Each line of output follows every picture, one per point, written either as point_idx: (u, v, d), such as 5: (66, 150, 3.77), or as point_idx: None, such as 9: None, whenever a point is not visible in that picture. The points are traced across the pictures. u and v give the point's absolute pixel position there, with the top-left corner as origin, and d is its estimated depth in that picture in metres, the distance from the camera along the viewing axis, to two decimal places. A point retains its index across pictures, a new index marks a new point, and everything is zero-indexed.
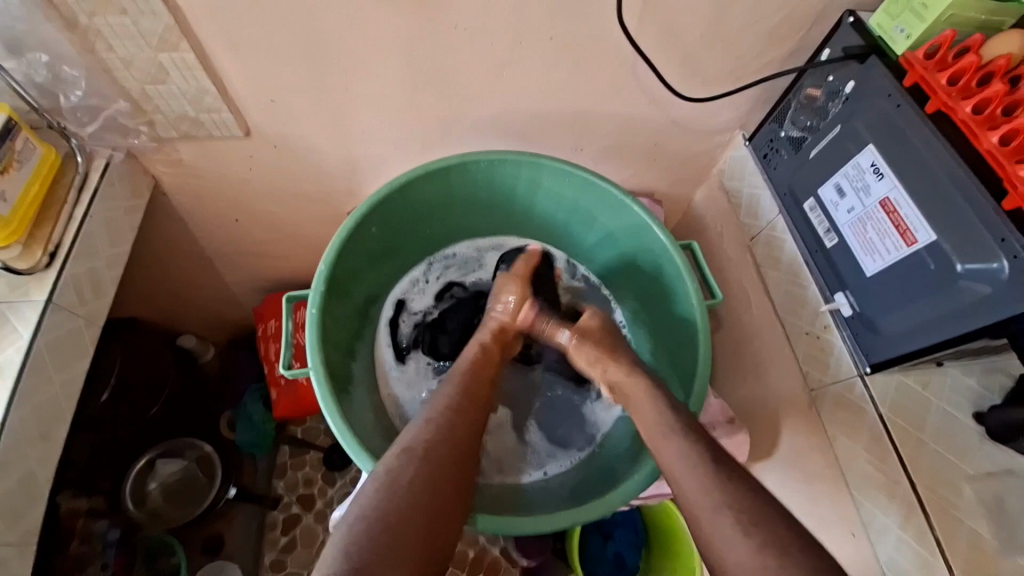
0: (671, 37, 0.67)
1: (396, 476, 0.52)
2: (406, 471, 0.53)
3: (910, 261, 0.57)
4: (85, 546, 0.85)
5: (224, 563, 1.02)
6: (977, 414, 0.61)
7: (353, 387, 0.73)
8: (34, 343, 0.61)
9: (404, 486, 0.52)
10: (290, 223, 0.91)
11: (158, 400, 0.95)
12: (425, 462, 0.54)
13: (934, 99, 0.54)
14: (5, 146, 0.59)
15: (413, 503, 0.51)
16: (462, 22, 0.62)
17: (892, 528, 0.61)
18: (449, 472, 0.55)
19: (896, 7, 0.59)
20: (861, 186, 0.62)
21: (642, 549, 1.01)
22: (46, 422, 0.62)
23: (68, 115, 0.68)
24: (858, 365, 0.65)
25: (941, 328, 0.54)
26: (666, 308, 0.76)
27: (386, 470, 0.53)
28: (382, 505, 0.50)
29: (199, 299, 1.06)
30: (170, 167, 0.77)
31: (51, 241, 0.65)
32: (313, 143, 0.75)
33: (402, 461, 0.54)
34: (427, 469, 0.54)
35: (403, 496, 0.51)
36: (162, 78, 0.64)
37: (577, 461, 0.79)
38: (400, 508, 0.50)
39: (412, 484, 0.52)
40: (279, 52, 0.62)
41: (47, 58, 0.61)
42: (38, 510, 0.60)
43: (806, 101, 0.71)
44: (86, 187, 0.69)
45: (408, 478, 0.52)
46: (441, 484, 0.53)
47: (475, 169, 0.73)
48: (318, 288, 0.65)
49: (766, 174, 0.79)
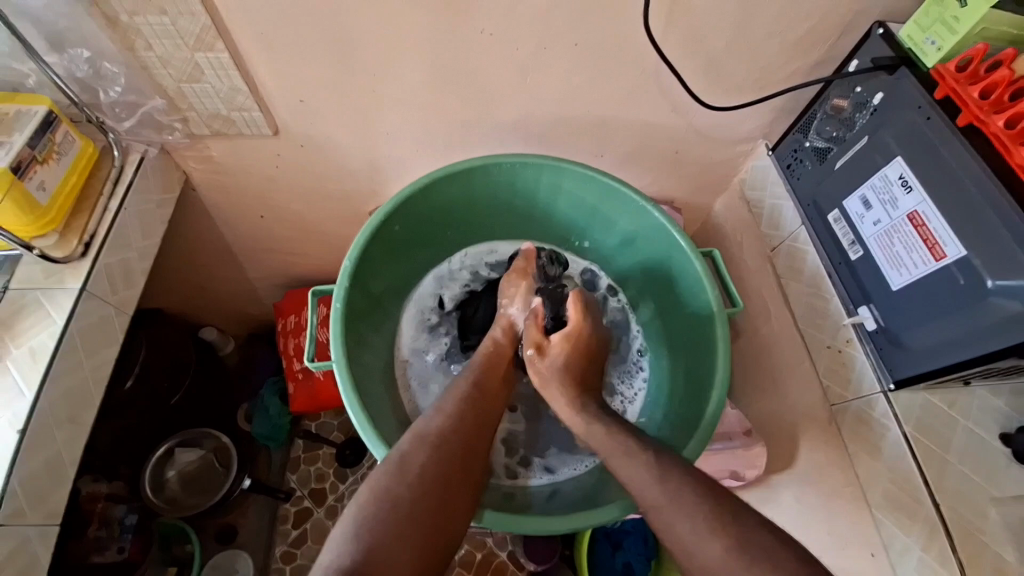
0: (696, 44, 0.67)
1: (407, 460, 0.53)
2: (416, 456, 0.54)
3: (938, 276, 0.56)
4: (103, 530, 0.87)
5: (236, 556, 1.04)
6: (1004, 435, 0.60)
7: (370, 379, 0.73)
8: (67, 329, 0.63)
9: (415, 469, 0.53)
10: (312, 220, 0.92)
11: (180, 389, 0.98)
12: (434, 445, 0.55)
13: (966, 112, 0.53)
14: (46, 138, 0.61)
15: (424, 484, 0.52)
16: (488, 26, 0.62)
17: (913, 549, 0.59)
18: (459, 458, 0.56)
19: (927, 19, 0.58)
20: (888, 198, 0.61)
21: (652, 561, 0.99)
22: (75, 406, 0.64)
23: (107, 110, 0.70)
24: (881, 381, 0.64)
25: (967, 346, 0.53)
26: (689, 325, 0.74)
27: (399, 452, 0.54)
28: (393, 490, 0.51)
29: (222, 292, 1.09)
30: (200, 162, 0.79)
31: (87, 231, 0.67)
32: (338, 142, 0.77)
33: (414, 446, 0.55)
34: (437, 452, 0.55)
35: (415, 476, 0.52)
36: (197, 76, 0.66)
37: (590, 464, 0.78)
38: (411, 489, 0.51)
39: (422, 468, 0.53)
40: (309, 53, 0.64)
41: (89, 54, 0.63)
42: (62, 492, 0.62)
43: (831, 112, 0.70)
44: (121, 179, 0.71)
45: (419, 459, 0.54)
46: (450, 467, 0.54)
47: (496, 171, 0.74)
48: (343, 283, 0.67)
49: (790, 184, 0.78)
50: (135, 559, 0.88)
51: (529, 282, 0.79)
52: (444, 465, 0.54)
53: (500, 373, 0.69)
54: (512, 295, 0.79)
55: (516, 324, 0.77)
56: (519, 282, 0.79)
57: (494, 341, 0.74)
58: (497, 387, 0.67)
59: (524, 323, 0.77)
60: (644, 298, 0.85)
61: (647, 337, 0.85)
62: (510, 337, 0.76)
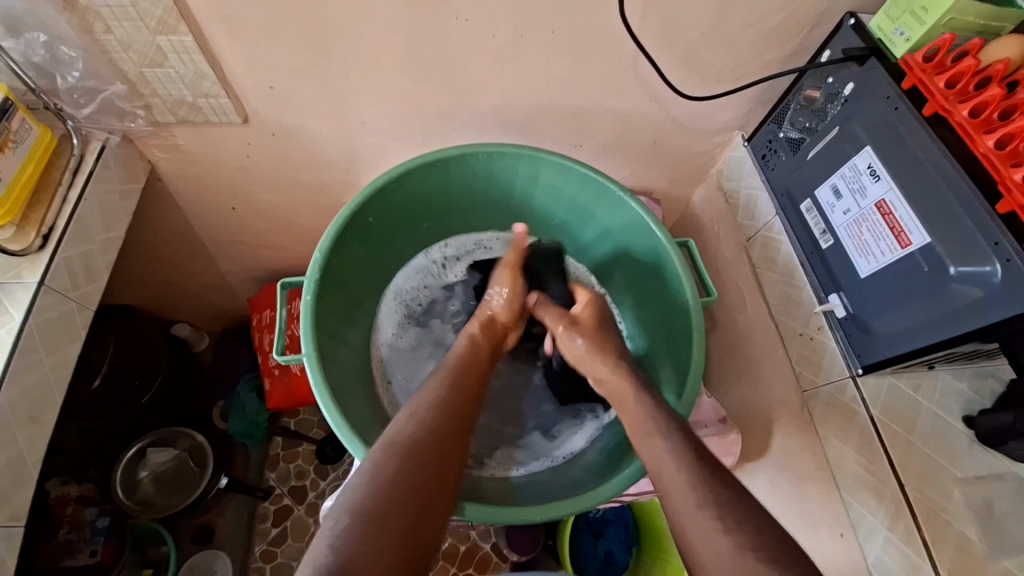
0: (671, 34, 0.67)
1: (378, 468, 0.52)
2: (387, 463, 0.52)
3: (903, 263, 0.57)
4: (74, 533, 0.84)
5: (215, 556, 1.02)
6: (966, 417, 0.62)
7: (346, 375, 0.72)
8: (25, 324, 0.60)
9: (387, 477, 0.51)
10: (286, 212, 0.90)
11: (150, 389, 0.94)
12: (405, 453, 0.53)
13: (932, 101, 0.54)
14: (2, 125, 0.58)
15: (397, 492, 0.50)
16: (464, 13, 0.61)
17: (879, 528, 0.61)
18: (434, 464, 0.54)
19: (896, 10, 0.59)
20: (857, 187, 0.62)
21: (632, 547, 1.00)
22: (36, 405, 0.61)
23: (65, 96, 0.67)
24: (850, 367, 0.65)
25: (930, 331, 0.55)
26: (662, 308, 0.76)
27: (372, 462, 0.53)
28: (366, 501, 0.49)
29: (193, 287, 1.06)
30: (166, 152, 0.77)
31: (45, 223, 0.64)
32: (312, 132, 0.75)
33: (384, 452, 0.54)
34: (408, 456, 0.53)
35: (387, 488, 0.50)
36: (160, 61, 0.63)
37: (569, 457, 0.79)
38: (382, 501, 0.49)
39: (394, 474, 0.51)
40: (278, 37, 0.62)
41: (45, 38, 0.60)
42: (25, 493, 0.60)
43: (805, 102, 0.71)
44: (81, 170, 0.68)
45: (392, 468, 0.52)
46: (424, 474, 0.53)
47: (473, 161, 0.73)
48: (315, 274, 0.65)
49: (764, 174, 0.79)
50: (108, 562, 0.86)
51: (516, 275, 0.79)
52: (418, 474, 0.52)
53: (478, 369, 0.68)
54: (496, 287, 0.78)
55: (495, 320, 0.76)
56: (507, 273, 0.79)
57: (470, 338, 0.72)
58: (474, 386, 0.65)
59: (502, 319, 0.77)
60: (622, 292, 0.85)
61: (632, 337, 0.84)
62: (486, 327, 0.75)
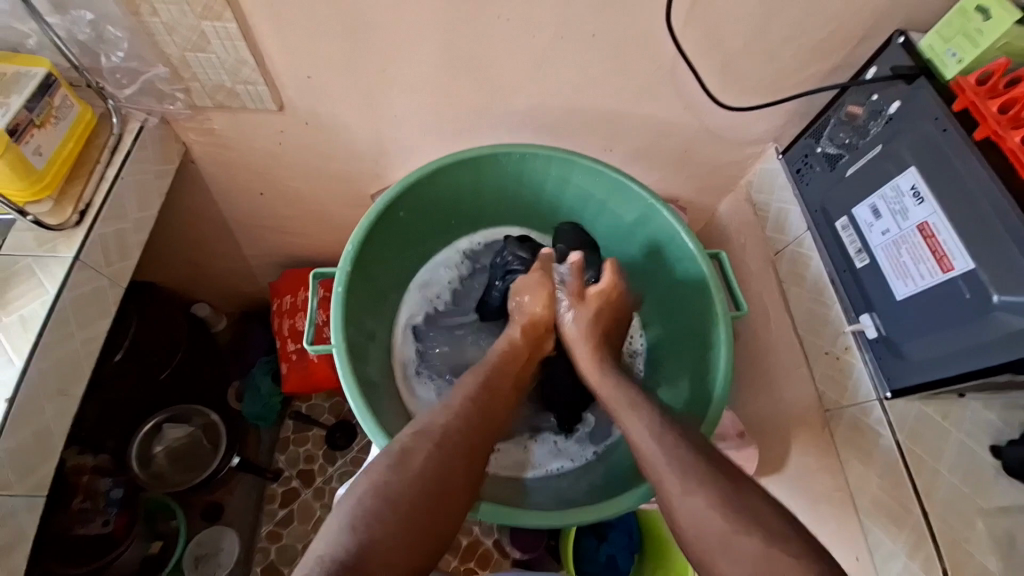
0: (714, 41, 0.66)
1: (408, 456, 0.52)
2: (419, 453, 0.52)
3: (943, 289, 0.56)
4: (88, 503, 0.85)
5: (222, 533, 1.04)
6: (994, 448, 0.60)
7: (370, 367, 0.72)
8: (58, 299, 0.61)
9: (415, 467, 0.51)
10: (312, 201, 0.91)
11: (168, 365, 0.96)
12: (437, 444, 0.54)
13: (983, 126, 0.53)
14: (44, 101, 0.59)
15: (423, 483, 0.50)
16: (505, 12, 0.61)
17: (898, 555, 0.60)
18: (458, 459, 0.54)
19: (949, 30, 0.58)
20: (897, 208, 0.61)
21: (636, 554, 1.00)
22: (66, 379, 0.62)
23: (107, 76, 0.68)
24: (877, 390, 0.64)
25: (966, 360, 0.53)
26: (679, 325, 0.78)
27: (399, 453, 0.52)
28: (391, 488, 0.49)
29: (216, 269, 1.07)
30: (201, 135, 0.77)
31: (82, 199, 0.65)
32: (344, 124, 0.75)
33: (414, 441, 0.53)
34: (440, 449, 0.53)
35: (409, 479, 0.50)
36: (203, 46, 0.64)
37: (600, 452, 0.79)
38: (407, 491, 0.49)
39: (422, 466, 0.51)
40: (320, 27, 0.62)
41: (92, 17, 0.61)
42: (50, 464, 0.61)
43: (846, 118, 0.70)
44: (119, 149, 0.69)
45: (417, 463, 0.51)
46: (451, 472, 0.52)
47: (505, 161, 0.73)
48: (346, 268, 0.65)
49: (798, 189, 0.78)
50: (119, 534, 0.87)
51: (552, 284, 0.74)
52: (440, 465, 0.52)
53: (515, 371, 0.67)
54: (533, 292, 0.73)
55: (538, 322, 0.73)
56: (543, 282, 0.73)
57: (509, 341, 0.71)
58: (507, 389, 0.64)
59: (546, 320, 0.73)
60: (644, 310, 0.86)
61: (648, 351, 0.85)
62: (528, 333, 0.72)
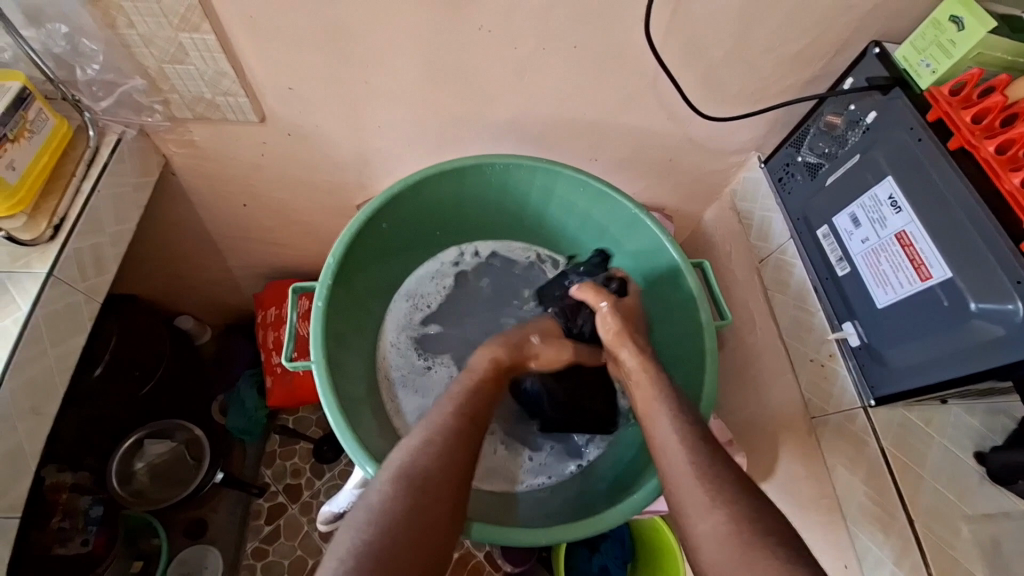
0: (694, 52, 0.66)
1: (386, 500, 0.49)
2: (397, 498, 0.49)
3: (923, 297, 0.56)
4: (67, 522, 0.82)
5: (205, 552, 1.01)
6: (977, 454, 0.61)
7: (350, 380, 0.71)
8: (32, 315, 0.60)
9: (396, 512, 0.49)
10: (296, 211, 0.90)
11: (151, 379, 0.94)
12: (419, 483, 0.51)
13: (957, 135, 0.53)
14: (18, 115, 0.58)
15: (409, 527, 0.48)
16: (486, 23, 0.61)
17: (886, 563, 0.60)
18: (442, 496, 0.51)
19: (922, 41, 0.59)
20: (877, 218, 0.62)
21: (627, 563, 1.00)
22: (37, 397, 0.61)
23: (83, 88, 0.67)
24: (862, 397, 0.64)
25: (946, 367, 0.54)
26: (672, 341, 0.76)
27: (379, 498, 0.50)
28: (375, 537, 0.47)
29: (199, 281, 1.05)
30: (181, 147, 0.76)
31: (56, 213, 0.64)
32: (327, 134, 0.75)
33: (392, 486, 0.50)
34: (420, 486, 0.51)
35: (391, 525, 0.48)
36: (181, 57, 0.63)
37: (583, 465, 0.78)
38: (392, 537, 0.47)
39: (404, 511, 0.49)
40: (300, 39, 0.62)
41: (67, 29, 0.60)
42: (23, 485, 0.59)
43: (825, 127, 0.71)
44: (96, 161, 0.68)
45: (399, 507, 0.49)
46: (434, 509, 0.50)
47: (489, 171, 0.72)
48: (326, 280, 0.64)
49: (781, 197, 0.78)
50: (99, 552, 0.86)
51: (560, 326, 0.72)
52: (426, 501, 0.50)
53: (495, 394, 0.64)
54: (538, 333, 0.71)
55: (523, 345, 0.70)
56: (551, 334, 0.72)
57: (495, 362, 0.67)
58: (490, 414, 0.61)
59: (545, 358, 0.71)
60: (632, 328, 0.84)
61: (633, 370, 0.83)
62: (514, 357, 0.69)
